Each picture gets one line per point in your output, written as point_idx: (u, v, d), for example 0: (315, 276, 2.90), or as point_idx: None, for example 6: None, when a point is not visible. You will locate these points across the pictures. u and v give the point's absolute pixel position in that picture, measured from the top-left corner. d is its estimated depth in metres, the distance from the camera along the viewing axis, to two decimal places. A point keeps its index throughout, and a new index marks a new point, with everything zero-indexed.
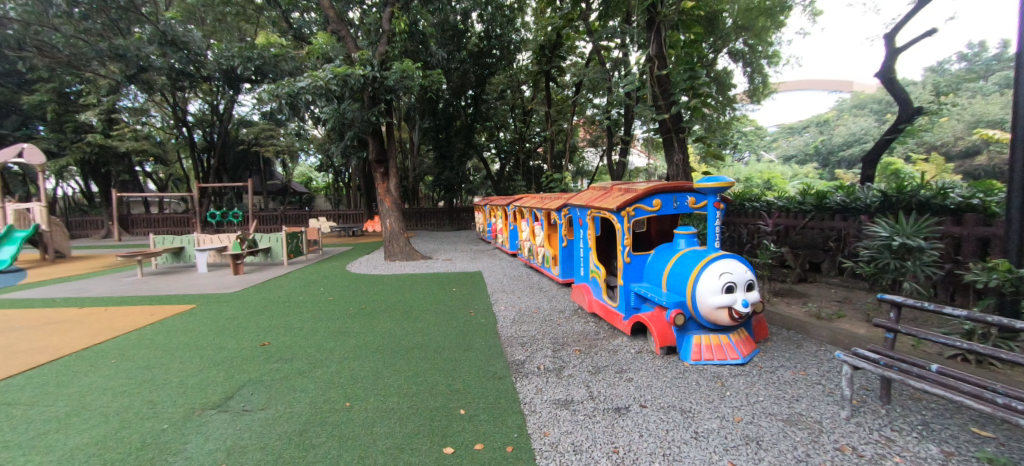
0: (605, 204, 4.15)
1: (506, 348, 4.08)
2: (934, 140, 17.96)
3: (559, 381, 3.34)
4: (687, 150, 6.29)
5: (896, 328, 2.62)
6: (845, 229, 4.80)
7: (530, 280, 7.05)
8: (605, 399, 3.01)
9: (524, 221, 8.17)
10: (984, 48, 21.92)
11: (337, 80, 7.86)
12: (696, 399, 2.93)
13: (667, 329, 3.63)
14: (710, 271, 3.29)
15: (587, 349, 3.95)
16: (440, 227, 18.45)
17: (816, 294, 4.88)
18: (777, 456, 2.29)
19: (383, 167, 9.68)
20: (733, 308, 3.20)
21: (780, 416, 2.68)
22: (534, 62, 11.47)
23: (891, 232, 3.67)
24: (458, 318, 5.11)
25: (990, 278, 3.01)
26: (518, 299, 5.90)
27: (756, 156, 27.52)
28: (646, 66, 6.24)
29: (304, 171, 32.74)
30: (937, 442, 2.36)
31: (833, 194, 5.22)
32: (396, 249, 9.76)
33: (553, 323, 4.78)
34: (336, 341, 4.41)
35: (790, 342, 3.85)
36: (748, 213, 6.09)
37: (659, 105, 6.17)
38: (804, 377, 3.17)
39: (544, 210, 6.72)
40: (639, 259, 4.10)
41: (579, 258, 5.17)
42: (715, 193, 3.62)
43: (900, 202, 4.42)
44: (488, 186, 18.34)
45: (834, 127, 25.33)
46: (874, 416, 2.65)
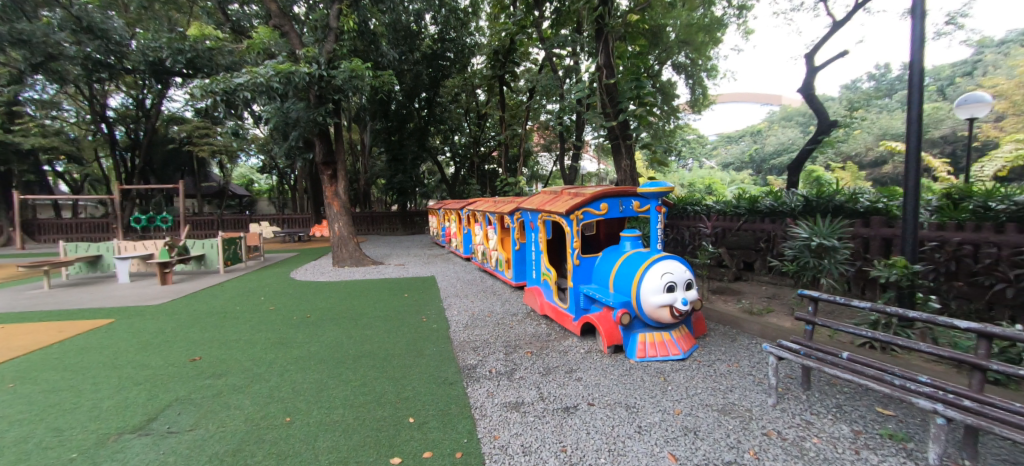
0: (555, 208, 4.23)
1: (459, 353, 4.04)
2: (849, 150, 19.99)
3: (510, 384, 3.36)
4: (634, 156, 6.55)
5: (814, 320, 2.87)
6: (773, 231, 5.15)
7: (483, 283, 7.05)
8: (555, 399, 3.06)
9: (477, 224, 8.16)
10: (889, 69, 24.70)
11: (280, 78, 7.49)
12: (641, 395, 3.05)
13: (615, 329, 3.77)
14: (652, 271, 3.44)
15: (539, 350, 4.01)
16: (394, 231, 18.07)
17: (749, 291, 5.25)
18: (711, 445, 2.45)
19: (331, 169, 9.30)
20: (674, 306, 3.37)
21: (715, 406, 2.87)
22: (488, 66, 11.51)
23: (810, 233, 4.03)
24: (409, 324, 5.01)
25: (891, 273, 3.37)
26: (471, 303, 5.86)
27: (699, 162, 29.27)
28: (594, 75, 6.47)
29: (244, 173, 30.76)
30: (848, 422, 2.62)
31: (762, 199, 5.64)
32: (345, 254, 9.37)
33: (506, 326, 4.80)
34: (276, 353, 4.15)
35: (726, 336, 4.11)
36: (689, 216, 6.42)
37: (607, 111, 6.40)
38: (736, 368, 3.40)
39: (497, 214, 6.74)
40: (588, 261, 4.22)
41: (531, 260, 5.25)
42: (658, 197, 3.82)
43: (820, 206, 4.85)
44: (443, 190, 18.15)
45: (766, 137, 27.58)
46: (797, 401, 2.89)
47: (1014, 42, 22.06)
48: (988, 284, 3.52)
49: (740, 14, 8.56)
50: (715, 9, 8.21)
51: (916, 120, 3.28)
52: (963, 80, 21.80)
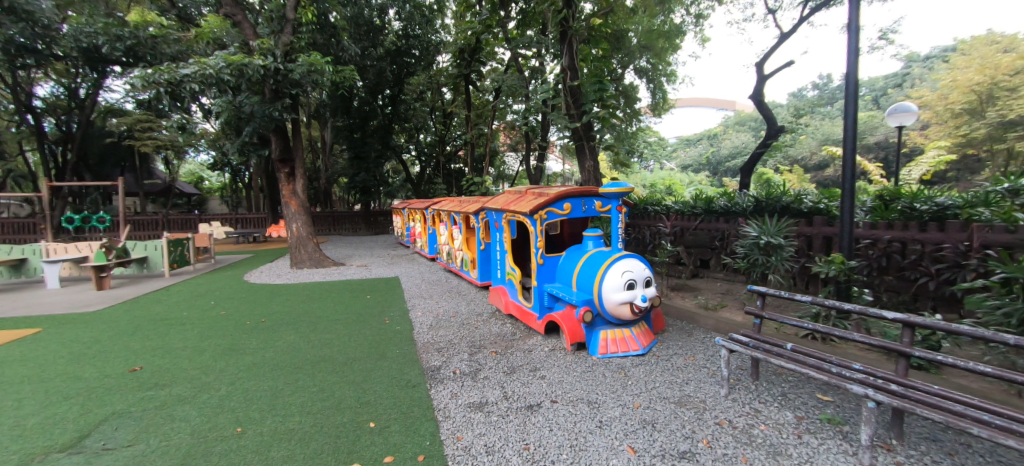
0: (519, 208, 4.25)
1: (422, 355, 3.99)
2: (796, 155, 21.34)
3: (474, 384, 3.35)
4: (597, 157, 6.68)
5: (762, 314, 3.04)
6: (727, 230, 5.40)
7: (448, 284, 6.98)
8: (519, 398, 3.08)
9: (442, 224, 8.07)
10: (830, 79, 26.57)
11: (231, 70, 7.12)
12: (602, 390, 3.13)
13: (577, 326, 3.83)
14: (613, 270, 3.52)
15: (503, 350, 4.01)
16: (356, 231, 17.57)
17: (704, 288, 5.49)
18: (668, 436, 2.55)
19: (288, 167, 8.92)
20: (634, 303, 3.47)
21: (672, 399, 2.98)
22: (453, 64, 11.41)
23: (759, 232, 4.26)
24: (371, 326, 4.89)
25: (830, 269, 3.62)
26: (436, 304, 5.78)
27: (660, 164, 30.33)
28: (559, 77, 6.54)
29: (194, 170, 28.92)
30: (792, 409, 2.79)
31: (717, 200, 5.91)
32: (303, 256, 9.02)
33: (471, 326, 4.78)
34: (228, 360, 3.93)
35: (683, 331, 4.28)
36: (650, 216, 6.61)
37: (571, 113, 6.49)
38: (692, 362, 3.55)
39: (462, 214, 6.69)
40: (552, 260, 4.27)
41: (495, 260, 5.25)
42: (619, 197, 3.92)
43: (769, 207, 5.13)
44: (408, 189, 17.81)
45: (722, 140, 28.95)
46: (747, 391, 3.05)
47: (936, 58, 24.30)
48: (914, 277, 3.86)
49: (697, 22, 8.92)
50: (674, 16, 8.51)
51: (851, 127, 3.54)
52: (894, 91, 23.77)
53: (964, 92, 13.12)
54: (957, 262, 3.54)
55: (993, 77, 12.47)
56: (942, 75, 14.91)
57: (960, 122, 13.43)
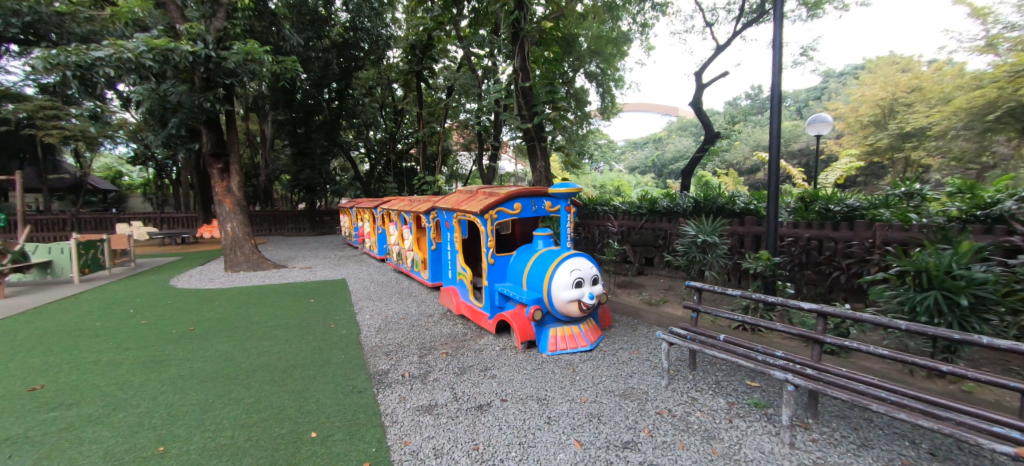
0: (470, 208, 4.24)
1: (369, 359, 3.86)
2: (731, 159, 22.93)
3: (423, 387, 3.29)
4: (548, 157, 6.80)
5: (698, 308, 3.25)
6: (669, 229, 5.70)
7: (398, 285, 6.80)
8: (469, 399, 3.07)
9: (392, 224, 7.85)
10: (760, 90, 28.87)
11: (154, 55, 6.51)
12: (551, 386, 3.20)
13: (528, 325, 3.88)
14: (562, 268, 3.61)
15: (454, 351, 3.97)
16: (300, 231, 16.66)
17: (649, 284, 5.76)
18: (613, 428, 2.65)
19: (222, 162, 8.27)
20: (582, 300, 3.58)
21: (617, 392, 3.10)
22: (404, 59, 11.15)
23: (697, 231, 4.53)
24: (314, 331, 4.66)
25: (759, 264, 3.92)
26: (385, 306, 5.62)
27: (609, 166, 31.42)
28: (510, 78, 6.58)
29: (109, 164, 25.99)
30: (725, 395, 3.01)
31: (660, 200, 6.21)
32: (240, 258, 8.44)
33: (422, 327, 4.69)
34: (149, 374, 3.58)
35: (628, 326, 4.46)
36: (598, 216, 6.82)
37: (523, 113, 6.55)
38: (636, 355, 3.72)
39: (412, 213, 6.54)
40: (502, 260, 4.30)
41: (446, 260, 5.20)
42: (567, 198, 4.07)
43: (706, 207, 5.47)
44: (357, 187, 17.14)
45: (666, 144, 30.51)
46: (685, 381, 3.25)
47: (848, 75, 27.13)
48: (829, 271, 4.28)
49: (642, 30, 9.32)
50: (621, 24, 8.83)
51: (776, 135, 3.86)
52: (814, 103, 26.23)
53: (871, 106, 14.71)
54: (863, 257, 3.97)
55: (894, 94, 14.10)
56: (852, 90, 16.69)
57: (868, 133, 15.08)
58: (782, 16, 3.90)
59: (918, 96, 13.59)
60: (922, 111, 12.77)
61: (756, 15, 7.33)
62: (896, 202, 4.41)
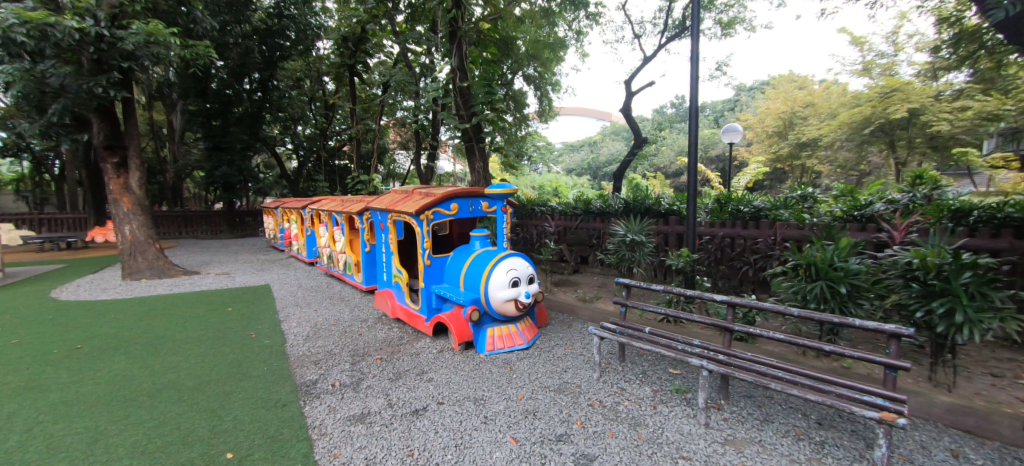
0: (405, 208, 4.13)
1: (295, 370, 3.62)
2: (659, 163, 24.55)
3: (356, 395, 3.16)
4: (486, 158, 6.83)
5: (626, 303, 3.45)
6: (602, 229, 5.98)
7: (329, 290, 6.45)
8: (404, 404, 2.99)
9: (322, 225, 7.42)
10: (683, 100, 31.21)
11: (28, 31, 5.66)
12: (488, 386, 3.21)
13: (465, 326, 3.87)
14: (498, 268, 3.64)
15: (389, 356, 3.85)
16: (217, 233, 15.17)
17: (583, 282, 6.00)
18: (547, 422, 2.73)
19: (117, 156, 7.28)
20: (518, 300, 3.63)
21: (552, 387, 3.20)
22: (335, 52, 10.58)
23: (626, 230, 4.80)
24: (231, 342, 4.27)
25: (681, 261, 4.25)
26: (314, 313, 5.30)
27: (548, 168, 32.24)
28: (448, 77, 6.49)
29: None
30: (650, 384, 3.22)
31: (593, 201, 6.49)
32: (142, 264, 7.51)
33: (355, 333, 4.49)
34: (19, 402, 3.05)
35: (563, 323, 4.62)
36: (536, 216, 6.96)
37: (460, 113, 6.51)
38: (571, 351, 3.86)
39: (344, 214, 6.23)
40: (439, 261, 4.24)
41: (381, 262, 5.03)
42: (503, 198, 4.11)
43: (635, 208, 5.81)
44: (284, 185, 15.94)
45: (601, 147, 31.95)
46: (615, 372, 3.43)
47: (757, 90, 30.24)
48: (739, 266, 4.74)
49: (577, 38, 9.66)
50: (558, 30, 9.06)
51: (693, 142, 4.19)
52: (728, 113, 28.88)
53: (774, 118, 16.54)
54: (767, 252, 4.46)
55: (793, 108, 15.95)
56: (759, 103, 18.65)
57: (772, 142, 16.91)
58: (698, 33, 4.24)
59: (811, 111, 15.48)
60: (815, 124, 14.56)
61: (678, 30, 7.92)
62: (794, 204, 4.99)
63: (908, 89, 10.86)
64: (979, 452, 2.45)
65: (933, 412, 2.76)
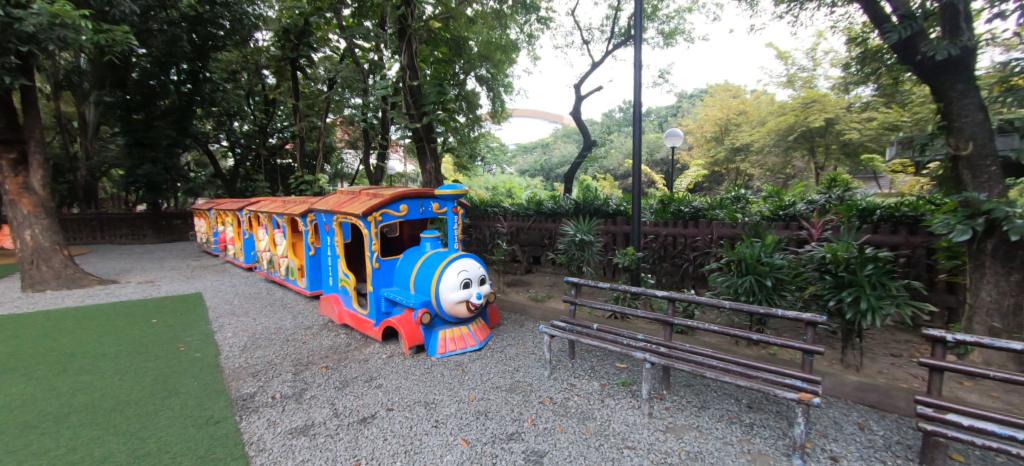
0: (351, 209, 4.00)
1: (231, 383, 3.38)
2: (608, 165, 25.45)
3: (298, 406, 3.00)
4: (438, 159, 6.74)
5: (575, 301, 3.54)
6: (553, 229, 6.11)
7: (270, 297, 6.07)
8: (351, 412, 2.89)
9: (261, 228, 6.98)
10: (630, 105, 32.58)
11: None
12: (440, 389, 3.18)
13: (416, 329, 3.81)
14: (449, 270, 3.62)
15: (335, 364, 3.70)
16: (141, 238, 13.79)
17: (536, 282, 6.09)
18: (499, 422, 2.75)
19: (15, 152, 6.42)
20: (469, 301, 3.62)
21: (504, 387, 3.22)
22: (275, 44, 9.98)
23: (575, 231, 4.94)
24: (156, 357, 3.91)
25: (627, 259, 4.44)
26: (253, 321, 4.97)
27: (501, 168, 32.41)
28: (397, 75, 6.37)
29: None
30: (599, 379, 3.34)
31: (545, 202, 6.60)
32: (47, 274, 6.67)
33: (298, 341, 4.27)
34: None
35: (516, 323, 4.66)
36: (489, 217, 6.97)
37: (411, 113, 6.38)
38: (523, 350, 3.91)
39: (285, 216, 5.90)
40: (388, 263, 4.14)
41: (327, 266, 4.82)
42: (454, 199, 4.14)
43: (585, 208, 5.99)
44: (219, 185, 14.81)
45: (553, 149, 32.59)
46: (565, 369, 3.51)
47: (696, 97, 32.23)
48: (681, 263, 5.01)
49: (528, 41, 9.78)
50: (509, 32, 9.11)
51: (637, 145, 4.39)
52: (671, 119, 30.54)
53: (712, 124, 17.70)
54: (705, 250, 4.76)
55: (728, 115, 17.15)
56: (698, 109, 19.89)
57: (710, 146, 18.09)
58: (641, 41, 4.44)
59: (744, 118, 16.73)
60: (747, 130, 15.75)
61: (624, 38, 8.26)
62: (728, 204, 5.36)
63: (825, 101, 12.05)
64: (881, 423, 2.76)
65: (844, 391, 3.08)
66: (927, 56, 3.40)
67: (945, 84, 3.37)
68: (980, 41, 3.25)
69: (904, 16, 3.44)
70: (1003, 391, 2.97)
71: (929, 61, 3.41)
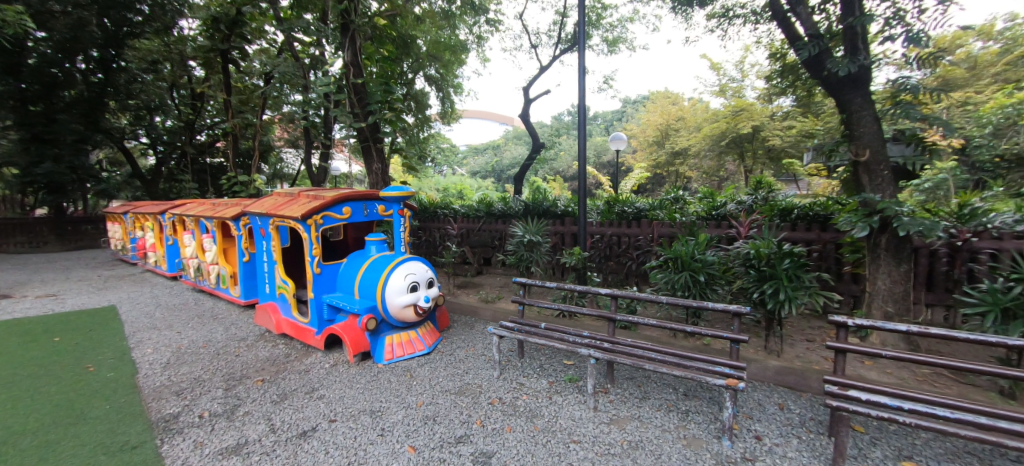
0: (289, 212, 3.78)
1: (151, 404, 3.08)
2: (558, 167, 26.04)
3: (229, 424, 2.79)
4: (385, 160, 6.59)
5: (523, 301, 3.60)
6: (503, 230, 6.17)
7: (198, 307, 5.60)
8: (289, 427, 2.74)
9: (187, 233, 6.42)
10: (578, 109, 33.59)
11: None
12: (387, 397, 3.10)
13: (361, 336, 3.68)
14: (396, 273, 3.54)
15: (272, 376, 3.49)
16: (40, 246, 12.16)
17: (486, 283, 6.11)
18: (447, 426, 2.72)
19: None
20: (417, 304, 3.56)
21: (453, 390, 3.20)
22: (203, 33, 9.23)
23: (524, 231, 5.02)
24: (59, 379, 3.47)
25: (573, 259, 4.57)
26: (179, 335, 4.56)
27: (452, 170, 32.13)
28: (340, 72, 6.14)
29: None
30: (547, 376, 3.41)
31: (495, 203, 6.62)
32: None
33: (231, 354, 3.98)
34: None
35: (465, 325, 4.65)
36: (439, 219, 6.90)
37: (355, 112, 6.19)
38: (473, 352, 3.91)
39: (215, 220, 5.46)
40: (331, 268, 3.96)
41: (263, 272, 4.54)
42: (399, 201, 4.01)
43: (535, 209, 6.10)
44: (138, 186, 13.41)
45: (504, 151, 32.79)
46: (515, 369, 3.56)
47: (639, 103, 33.86)
48: (625, 261, 5.25)
49: (478, 42, 9.78)
50: (458, 33, 9.06)
51: (582, 148, 4.55)
52: (616, 123, 31.86)
53: (654, 129, 18.67)
54: (646, 248, 5.03)
55: (667, 121, 18.19)
56: (641, 114, 20.89)
57: (652, 150, 19.07)
58: (584, 49, 4.60)
59: (682, 124, 17.82)
60: (685, 135, 16.79)
61: (570, 44, 8.53)
62: (667, 205, 5.68)
63: (752, 110, 13.12)
64: (798, 402, 3.06)
65: (767, 375, 3.38)
66: (832, 72, 3.82)
67: (847, 98, 3.80)
68: (875, 60, 3.70)
69: (813, 35, 3.84)
70: (895, 368, 3.40)
71: (834, 76, 3.83)
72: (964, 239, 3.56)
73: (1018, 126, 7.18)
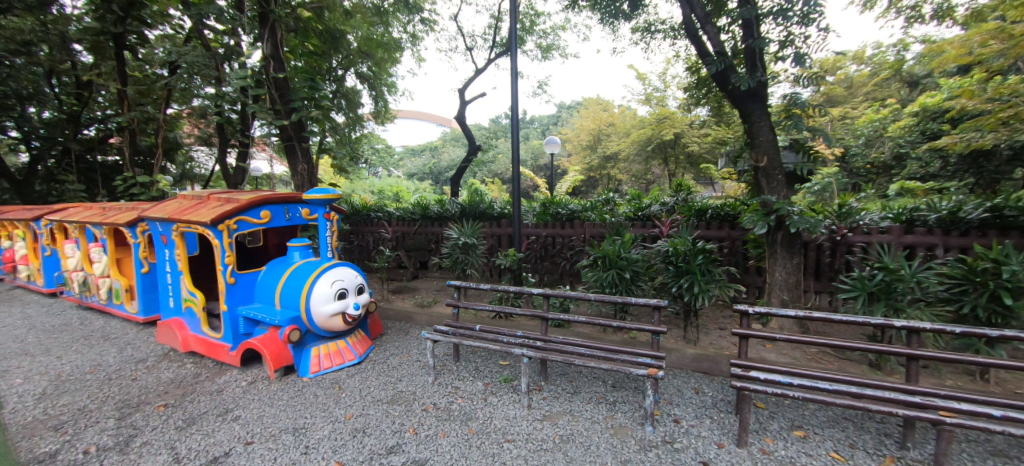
0: (196, 217, 3.44)
1: (19, 443, 2.64)
2: (496, 170, 26.21)
3: (122, 459, 2.47)
4: (312, 160, 6.24)
5: (458, 304, 3.58)
6: (440, 233, 6.10)
7: (85, 327, 4.90)
8: (196, 455, 2.49)
9: (70, 243, 5.58)
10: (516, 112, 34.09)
11: None
12: (313, 412, 2.93)
13: (283, 349, 3.44)
14: (322, 280, 3.36)
15: (178, 400, 3.15)
16: None
17: (423, 288, 6.00)
18: (378, 437, 2.64)
19: None
20: (346, 312, 3.40)
21: (385, 399, 3.11)
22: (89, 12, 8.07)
23: (459, 234, 4.99)
24: None
25: (508, 260, 4.64)
26: (59, 360, 3.95)
27: (388, 172, 31.11)
28: (259, 65, 5.71)
29: None
30: (483, 378, 3.44)
31: (431, 206, 6.51)
32: None
33: (127, 378, 3.53)
34: None
35: (400, 331, 4.53)
36: (372, 223, 6.65)
37: (276, 108, 5.77)
38: (407, 358, 3.82)
39: (105, 226, 4.81)
40: (248, 277, 3.66)
41: (166, 284, 4.07)
42: (325, 204, 3.78)
43: (471, 212, 6.09)
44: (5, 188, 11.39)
45: (442, 153, 32.35)
46: (450, 373, 3.53)
47: (574, 108, 35.18)
48: (559, 261, 5.43)
49: (413, 41, 9.55)
50: (391, 30, 8.79)
51: (516, 150, 4.62)
52: (553, 127, 32.84)
53: (588, 134, 19.48)
54: (578, 248, 5.25)
55: (599, 127, 19.08)
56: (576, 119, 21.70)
57: (586, 154, 19.89)
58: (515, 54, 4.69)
59: (613, 129, 18.79)
60: (615, 140, 17.73)
61: (504, 48, 8.64)
62: (598, 206, 5.95)
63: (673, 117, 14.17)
64: (710, 386, 3.36)
65: (685, 362, 3.68)
66: (735, 87, 4.24)
67: (748, 110, 4.24)
68: (770, 77, 4.16)
69: (719, 52, 4.23)
70: (790, 349, 3.86)
71: (737, 90, 4.26)
72: (842, 234, 4.10)
73: (883, 137, 8.57)
